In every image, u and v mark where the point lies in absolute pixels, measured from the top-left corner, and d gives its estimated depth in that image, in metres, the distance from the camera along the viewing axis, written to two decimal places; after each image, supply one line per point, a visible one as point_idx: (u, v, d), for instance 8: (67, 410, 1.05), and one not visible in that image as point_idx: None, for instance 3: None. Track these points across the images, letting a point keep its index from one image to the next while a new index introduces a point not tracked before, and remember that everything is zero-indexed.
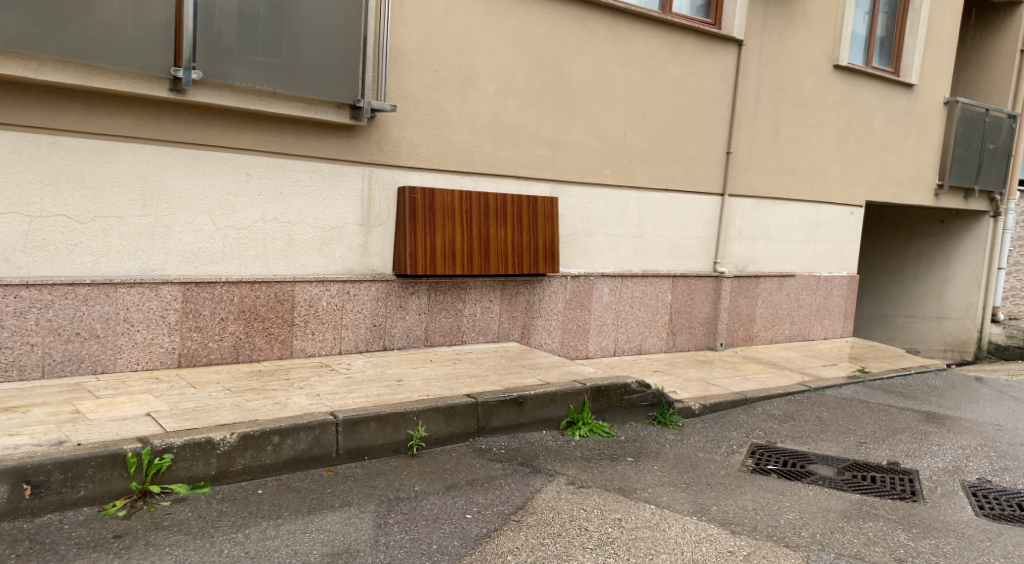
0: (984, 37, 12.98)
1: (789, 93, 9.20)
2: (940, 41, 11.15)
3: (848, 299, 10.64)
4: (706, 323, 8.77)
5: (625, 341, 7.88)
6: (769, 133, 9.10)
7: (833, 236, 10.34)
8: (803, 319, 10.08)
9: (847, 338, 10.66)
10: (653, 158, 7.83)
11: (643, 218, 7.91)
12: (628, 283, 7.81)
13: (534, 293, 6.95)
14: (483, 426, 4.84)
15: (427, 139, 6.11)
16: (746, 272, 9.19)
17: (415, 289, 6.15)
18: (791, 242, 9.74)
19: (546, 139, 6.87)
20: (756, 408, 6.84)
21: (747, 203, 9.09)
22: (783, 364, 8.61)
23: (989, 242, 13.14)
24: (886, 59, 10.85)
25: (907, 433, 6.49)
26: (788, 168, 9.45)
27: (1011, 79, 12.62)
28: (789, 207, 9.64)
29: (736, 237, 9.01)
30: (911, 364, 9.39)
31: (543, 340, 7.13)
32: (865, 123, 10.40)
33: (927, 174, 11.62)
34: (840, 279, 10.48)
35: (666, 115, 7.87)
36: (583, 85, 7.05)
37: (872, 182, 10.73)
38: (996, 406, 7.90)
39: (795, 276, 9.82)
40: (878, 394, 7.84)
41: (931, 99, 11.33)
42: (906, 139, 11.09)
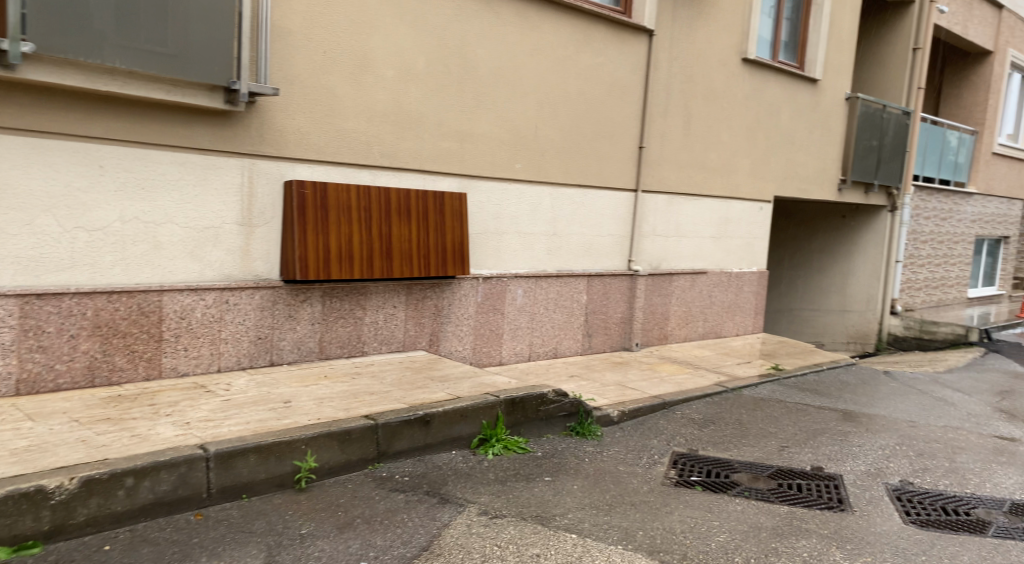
0: (880, 35, 13.25)
1: (700, 86, 9.00)
2: (841, 37, 11.24)
3: (759, 295, 10.59)
4: (622, 323, 8.47)
5: (540, 345, 7.47)
6: (681, 127, 8.88)
7: (744, 232, 10.24)
8: (717, 317, 9.95)
9: (759, 334, 10.61)
10: (565, 152, 7.45)
11: (556, 215, 7.51)
12: (542, 284, 7.41)
13: (442, 297, 6.43)
14: (384, 451, 4.30)
15: (318, 129, 5.51)
16: (660, 270, 8.95)
17: (307, 296, 5.53)
18: (703, 239, 9.58)
19: (452, 129, 6.36)
20: (675, 413, 6.55)
21: (661, 200, 8.85)
22: (699, 363, 8.40)
23: (888, 236, 13.47)
24: (791, 54, 10.85)
25: (827, 435, 6.33)
26: (701, 163, 9.27)
27: (906, 77, 12.93)
28: (702, 203, 9.47)
29: (649, 235, 8.77)
30: (821, 360, 9.38)
31: (453, 347, 6.62)
32: (773, 119, 10.35)
33: (831, 170, 11.73)
34: (751, 275, 10.41)
35: (578, 107, 7.50)
36: (490, 72, 6.57)
37: (780, 177, 10.71)
38: (907, 400, 7.90)
39: (708, 273, 9.67)
40: (795, 393, 7.71)
41: (834, 96, 11.43)
42: (811, 134, 11.14)
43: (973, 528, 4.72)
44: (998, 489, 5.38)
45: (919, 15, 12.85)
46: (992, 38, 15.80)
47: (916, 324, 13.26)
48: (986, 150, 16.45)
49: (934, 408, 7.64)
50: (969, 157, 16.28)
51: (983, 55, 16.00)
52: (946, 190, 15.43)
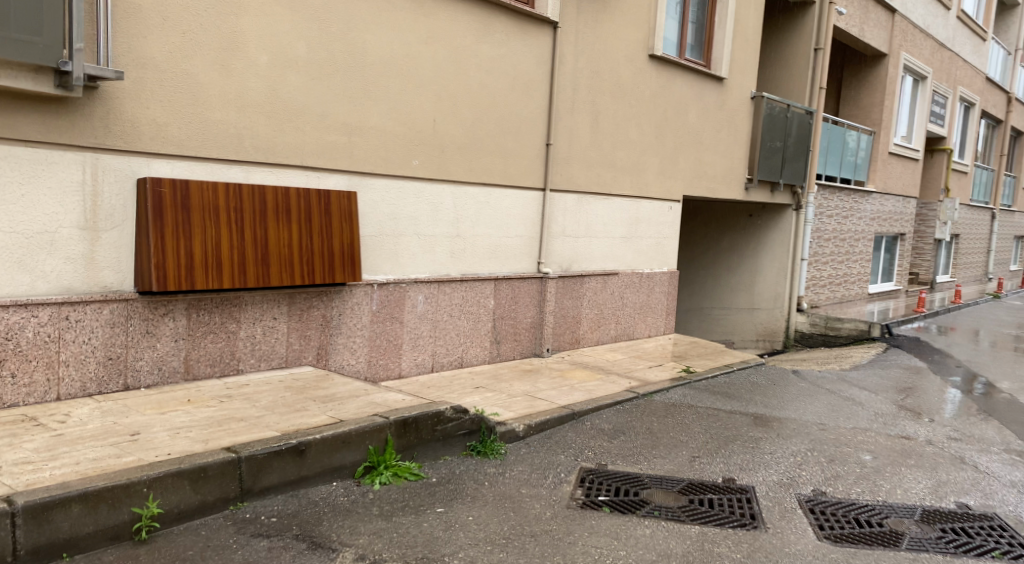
0: (783, 36, 13.35)
1: (606, 82, 8.72)
2: (746, 36, 11.20)
3: (671, 296, 10.42)
4: (532, 327, 8.09)
5: (444, 354, 6.99)
6: (588, 124, 8.56)
7: (653, 232, 10.04)
8: (629, 319, 9.70)
9: (671, 335, 10.42)
10: (467, 149, 6.99)
11: (459, 216, 7.05)
12: (445, 290, 6.93)
13: (331, 306, 5.88)
14: (249, 488, 3.82)
15: (178, 119, 4.91)
16: (570, 272, 8.62)
17: (168, 309, 4.93)
18: (614, 239, 9.32)
19: (338, 122, 5.81)
20: (584, 424, 6.20)
21: (569, 199, 8.52)
22: (611, 368, 8.10)
23: (793, 234, 13.58)
24: (698, 52, 10.73)
25: (739, 442, 6.10)
26: (609, 162, 8.99)
27: (808, 77, 13.07)
28: (611, 203, 9.20)
29: (559, 235, 8.43)
30: (732, 361, 9.24)
31: (345, 361, 6.06)
32: (681, 116, 10.19)
33: (738, 168, 11.70)
34: (661, 276, 10.21)
35: (480, 100, 7.06)
36: (381, 61, 6.06)
37: (688, 176, 10.57)
38: (816, 401, 7.81)
39: (618, 274, 9.40)
40: (706, 397, 7.49)
41: (740, 94, 11.39)
42: (719, 133, 11.06)
43: (888, 540, 4.52)
44: (909, 495, 5.24)
45: (820, 16, 12.99)
46: (887, 41, 16.24)
47: (821, 321, 13.39)
48: (883, 149, 16.92)
49: (843, 408, 7.56)
50: (868, 156, 16.71)
51: (879, 57, 16.43)
52: (847, 189, 15.76)
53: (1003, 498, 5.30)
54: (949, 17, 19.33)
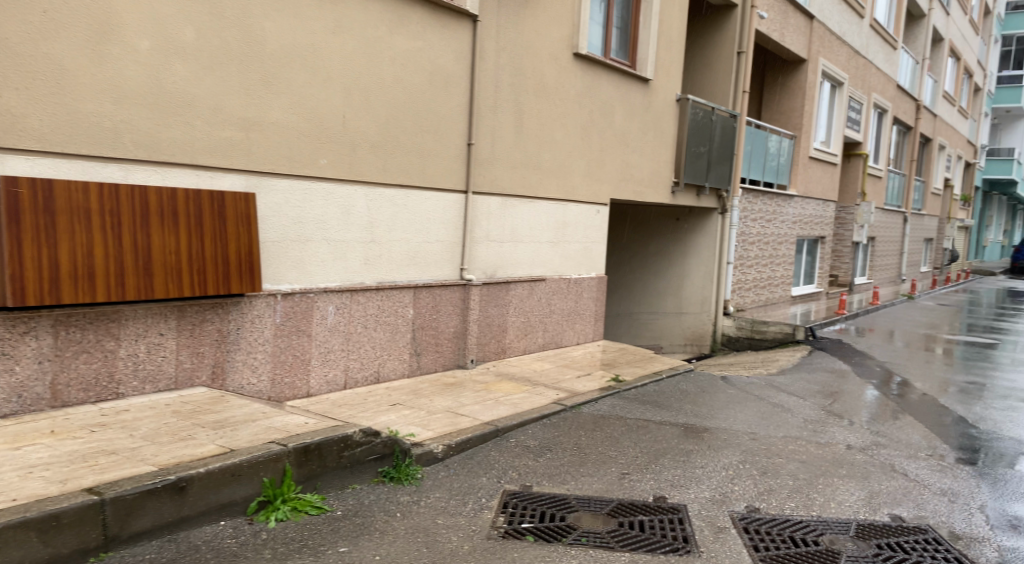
0: (707, 39, 13.33)
1: (530, 81, 8.40)
2: (671, 38, 11.09)
3: (599, 301, 10.16)
4: (455, 337, 7.67)
5: (358, 369, 6.51)
6: (511, 124, 8.21)
7: (581, 236, 9.76)
8: (557, 326, 9.38)
9: (600, 342, 10.16)
10: (381, 148, 6.55)
11: (375, 220, 6.59)
12: (358, 299, 6.44)
13: (228, 320, 5.38)
14: (115, 535, 3.40)
15: (41, 110, 4.45)
16: (495, 278, 8.24)
17: (31, 327, 4.43)
18: (540, 244, 9.00)
19: (234, 116, 5.33)
20: (509, 441, 5.83)
21: (492, 202, 8.14)
22: (538, 378, 7.75)
23: (719, 238, 13.56)
24: (623, 53, 10.54)
25: (670, 456, 5.83)
26: (534, 163, 8.67)
27: (731, 81, 13.07)
28: (537, 206, 8.88)
29: (482, 240, 8.04)
30: (661, 367, 9.02)
31: (245, 379, 5.54)
32: (607, 118, 9.97)
33: (664, 171, 11.56)
34: (589, 281, 9.94)
35: (395, 96, 6.63)
36: (283, 51, 5.60)
37: (614, 179, 10.35)
38: (746, 409, 7.63)
39: (545, 280, 9.08)
40: (636, 407, 7.20)
41: (665, 96, 11.26)
42: (645, 136, 10.89)
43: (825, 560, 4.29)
44: (843, 508, 5.04)
45: (741, 20, 13.03)
46: (806, 47, 16.49)
47: (747, 325, 13.29)
48: (803, 154, 17.17)
49: (772, 416, 7.39)
50: (789, 160, 16.91)
51: (798, 63, 16.67)
52: (769, 193, 15.90)
53: (935, 508, 5.16)
54: (863, 26, 19.83)
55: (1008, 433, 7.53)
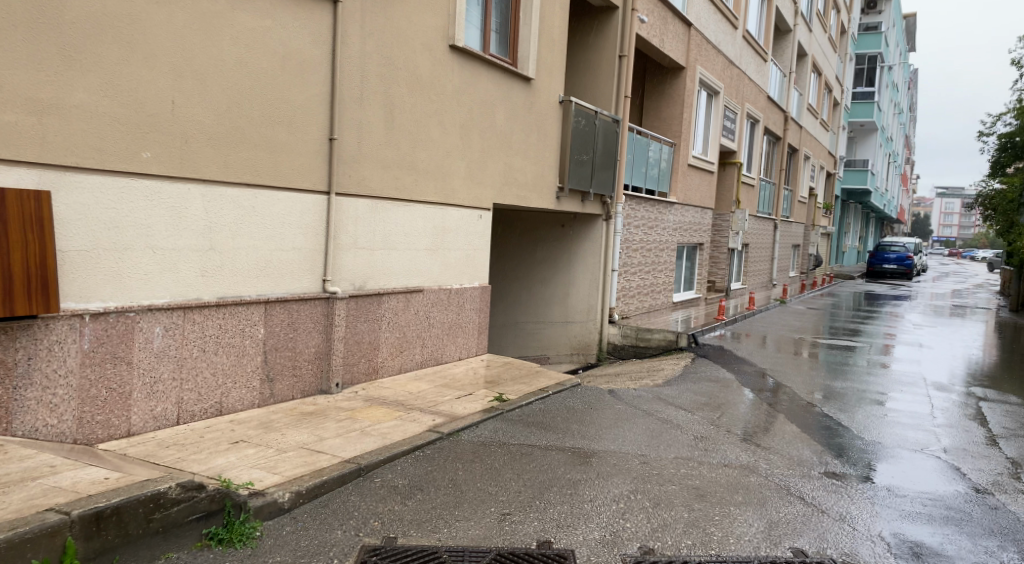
0: (588, 41, 12.97)
1: (402, 73, 7.65)
2: (552, 36, 10.61)
3: (482, 312, 9.49)
4: (316, 358, 6.80)
5: (195, 401, 5.62)
6: (381, 119, 7.43)
7: (461, 242, 9.06)
8: (438, 341, 8.64)
9: (483, 356, 9.48)
10: (222, 142, 5.67)
11: (215, 225, 5.71)
12: (193, 320, 5.54)
13: (12, 348, 4.54)
14: None
15: None
16: (364, 290, 7.41)
17: None
18: (417, 252, 8.25)
19: (20, 97, 4.52)
20: (372, 481, 5.06)
21: (361, 206, 7.31)
22: (412, 402, 6.98)
23: (604, 245, 13.22)
24: (503, 49, 9.96)
25: (555, 489, 5.22)
26: (408, 163, 7.92)
27: (613, 85, 12.77)
28: (413, 211, 8.12)
29: (349, 248, 7.19)
30: (547, 383, 8.43)
31: (40, 421, 4.68)
32: (487, 117, 9.35)
33: (548, 176, 11.05)
34: (471, 291, 9.26)
35: (240, 82, 5.79)
36: (88, 21, 4.75)
37: (496, 182, 9.73)
38: (635, 426, 7.15)
39: (422, 291, 8.30)
40: (520, 431, 6.56)
41: (548, 97, 10.77)
42: (528, 138, 10.35)
43: None
44: (743, 544, 4.57)
45: (622, 23, 12.77)
46: (684, 55, 16.52)
47: (632, 332, 13.16)
48: (683, 161, 17.21)
49: (663, 434, 6.93)
50: (670, 167, 16.89)
51: (677, 70, 16.68)
52: (650, 200, 15.78)
53: (837, 537, 4.78)
54: (736, 36, 20.22)
55: (890, 441, 7.42)
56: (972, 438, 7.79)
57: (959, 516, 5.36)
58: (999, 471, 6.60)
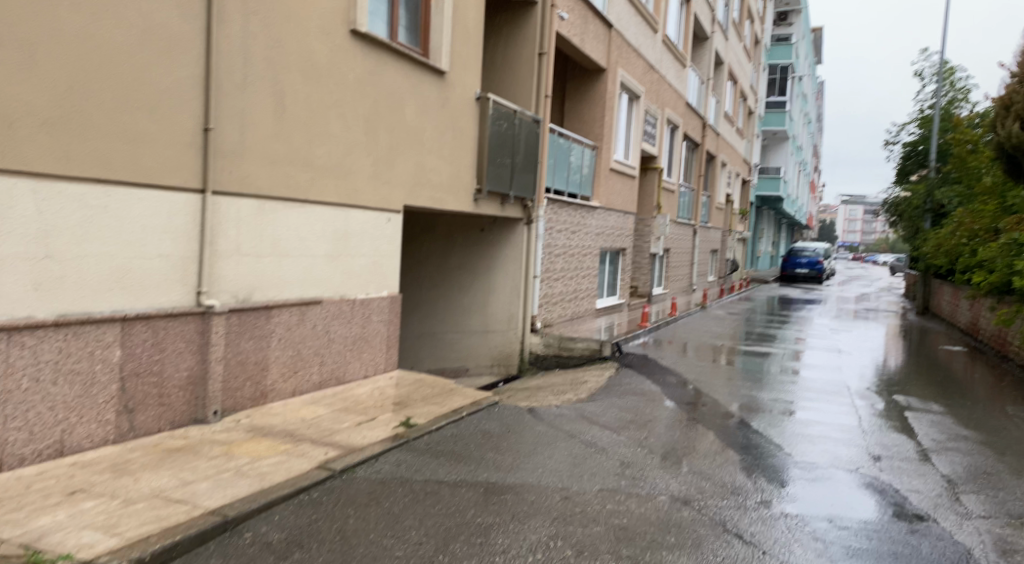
0: (506, 35, 12.29)
1: (294, 58, 6.80)
2: (467, 27, 9.89)
3: (391, 325, 8.63)
4: (189, 384, 5.87)
5: (25, 442, 4.78)
6: (269, 109, 6.57)
7: (367, 248, 8.21)
8: (341, 358, 7.77)
9: (392, 374, 8.64)
10: (58, 129, 4.85)
11: (52, 228, 4.89)
12: (20, 343, 4.70)
13: None
14: None
15: None
16: (249, 304, 6.51)
17: None
18: (314, 259, 7.39)
19: None
20: (242, 537, 4.27)
21: (245, 206, 6.45)
22: (304, 432, 6.11)
23: (525, 250, 12.65)
24: (413, 38, 9.18)
25: (463, 538, 4.49)
26: (302, 159, 7.06)
27: (533, 83, 12.12)
28: (308, 213, 7.25)
29: (229, 255, 6.30)
30: (462, 404, 7.65)
31: None
32: (396, 112, 8.56)
33: (464, 177, 10.31)
34: (380, 302, 8.39)
35: (83, 58, 4.95)
36: None
37: (407, 183, 8.92)
38: (556, 452, 6.46)
39: (321, 303, 7.42)
40: (428, 463, 5.80)
41: (464, 92, 10.03)
42: (442, 136, 9.59)
43: None
44: None
45: (542, 19, 12.16)
46: (606, 55, 16.06)
47: (555, 342, 12.57)
48: (605, 164, 16.75)
49: (587, 460, 6.28)
50: (592, 171, 16.39)
51: (598, 71, 16.23)
52: (573, 204, 15.23)
53: None
54: (656, 39, 19.97)
55: (823, 459, 6.95)
56: (904, 452, 7.40)
57: (907, 551, 4.87)
58: (937, 492, 6.18)
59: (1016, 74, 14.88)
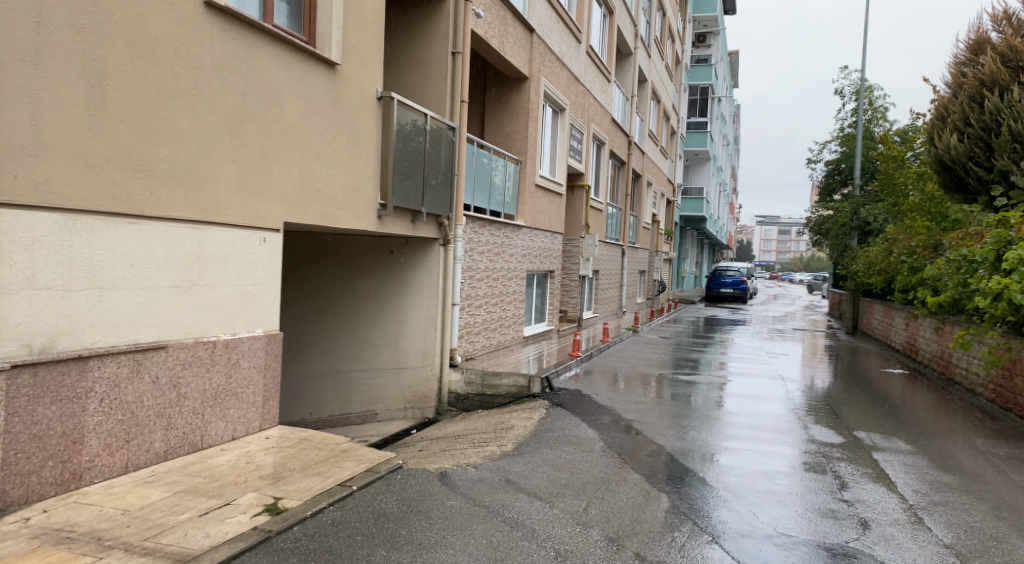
0: (414, 32, 10.87)
1: (118, 30, 5.36)
2: (364, 15, 8.42)
3: (267, 371, 7.02)
4: None
5: None
6: (80, 95, 5.13)
7: (234, 277, 6.64)
8: (195, 418, 6.15)
9: (270, 432, 7.02)
10: None
11: None
12: None
13: None
14: None
15: None
16: (52, 355, 5.01)
17: None
18: (156, 293, 5.78)
19: None
20: None
21: (51, 221, 5.00)
22: (120, 532, 4.51)
23: (442, 273, 11.03)
24: (295, 23, 7.67)
25: None
26: (132, 163, 5.49)
27: (446, 85, 10.69)
28: (144, 233, 5.65)
29: (23, 290, 4.87)
30: (354, 471, 6.10)
31: None
32: (272, 109, 7.00)
33: (365, 190, 8.76)
34: (252, 344, 6.79)
35: None
36: None
37: (290, 197, 7.35)
38: (470, 542, 4.99)
39: (167, 349, 5.85)
40: None
41: (361, 91, 8.51)
42: (334, 140, 8.06)
43: None
44: None
45: (455, 15, 10.79)
46: (527, 62, 14.80)
47: (477, 378, 11.08)
48: (530, 180, 15.44)
49: (510, 553, 4.84)
50: (515, 187, 15.07)
51: (519, 80, 14.96)
52: (495, 223, 13.86)
53: None
54: (580, 50, 18.89)
55: (803, 529, 5.65)
56: (889, 511, 6.14)
57: None
58: None
59: (951, 84, 14.16)
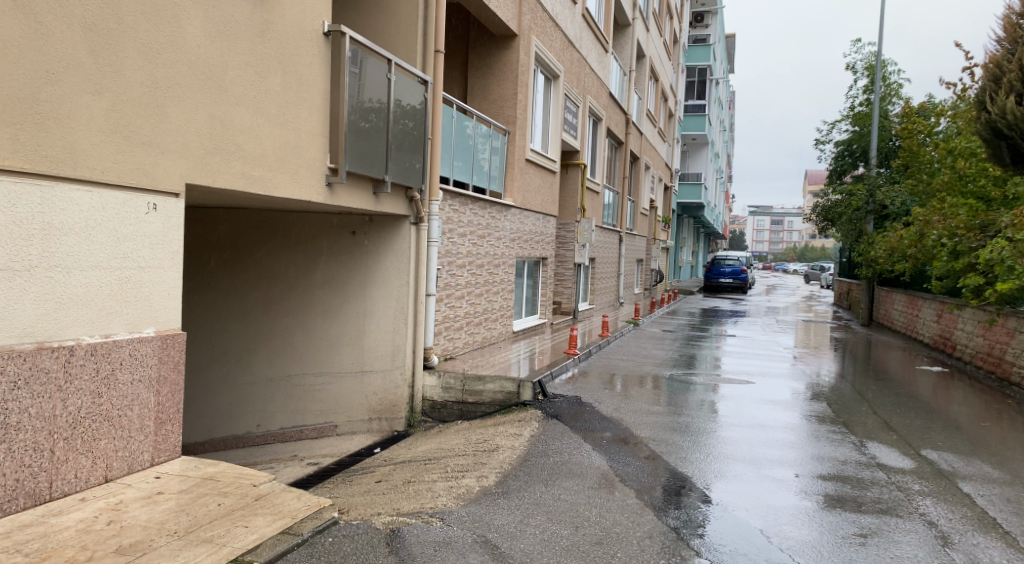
0: None
1: None
2: None
3: (162, 385, 5.14)
4: None
5: None
6: None
7: (109, 258, 4.79)
8: (35, 458, 4.35)
9: (166, 467, 5.17)
10: None
11: None
12: None
13: None
14: None
15: None
16: None
17: None
18: None
19: None
20: None
21: None
22: None
23: (413, 259, 9.16)
24: None
25: None
26: None
27: (416, 28, 8.80)
28: None
29: None
30: (266, 535, 4.31)
31: None
32: (164, 29, 5.12)
33: (310, 150, 6.87)
34: (135, 350, 4.93)
35: None
36: None
37: (198, 152, 5.48)
38: None
39: None
40: None
41: (299, 20, 6.62)
42: (262, 81, 6.17)
43: None
44: None
45: None
46: (516, 18, 12.89)
47: (457, 384, 9.28)
48: (520, 154, 13.56)
49: None
50: (502, 161, 13.19)
51: (507, 38, 13.06)
52: (479, 201, 11.98)
53: None
54: (574, 12, 16.99)
55: None
56: None
57: None
58: None
59: (1003, 40, 12.29)
